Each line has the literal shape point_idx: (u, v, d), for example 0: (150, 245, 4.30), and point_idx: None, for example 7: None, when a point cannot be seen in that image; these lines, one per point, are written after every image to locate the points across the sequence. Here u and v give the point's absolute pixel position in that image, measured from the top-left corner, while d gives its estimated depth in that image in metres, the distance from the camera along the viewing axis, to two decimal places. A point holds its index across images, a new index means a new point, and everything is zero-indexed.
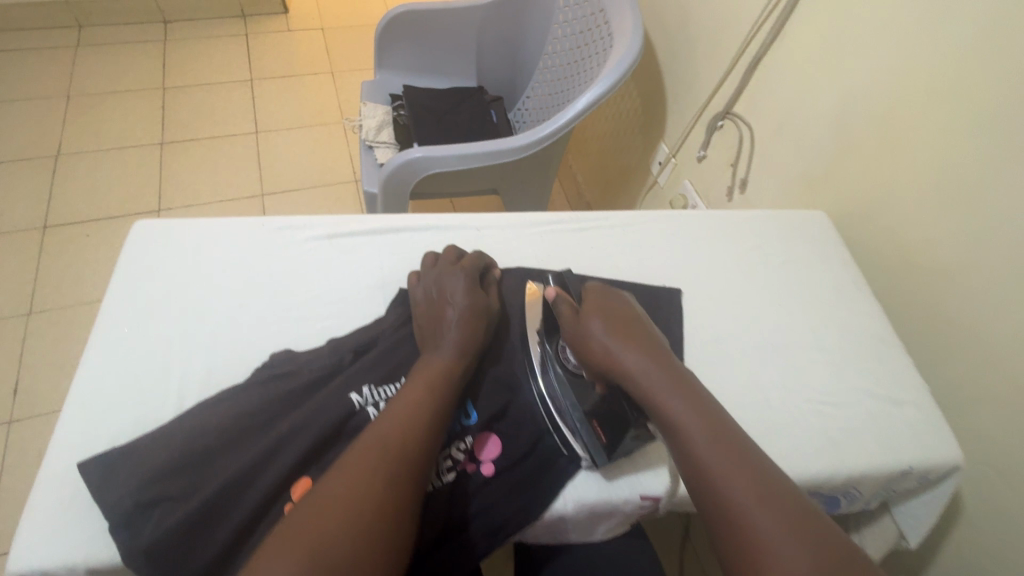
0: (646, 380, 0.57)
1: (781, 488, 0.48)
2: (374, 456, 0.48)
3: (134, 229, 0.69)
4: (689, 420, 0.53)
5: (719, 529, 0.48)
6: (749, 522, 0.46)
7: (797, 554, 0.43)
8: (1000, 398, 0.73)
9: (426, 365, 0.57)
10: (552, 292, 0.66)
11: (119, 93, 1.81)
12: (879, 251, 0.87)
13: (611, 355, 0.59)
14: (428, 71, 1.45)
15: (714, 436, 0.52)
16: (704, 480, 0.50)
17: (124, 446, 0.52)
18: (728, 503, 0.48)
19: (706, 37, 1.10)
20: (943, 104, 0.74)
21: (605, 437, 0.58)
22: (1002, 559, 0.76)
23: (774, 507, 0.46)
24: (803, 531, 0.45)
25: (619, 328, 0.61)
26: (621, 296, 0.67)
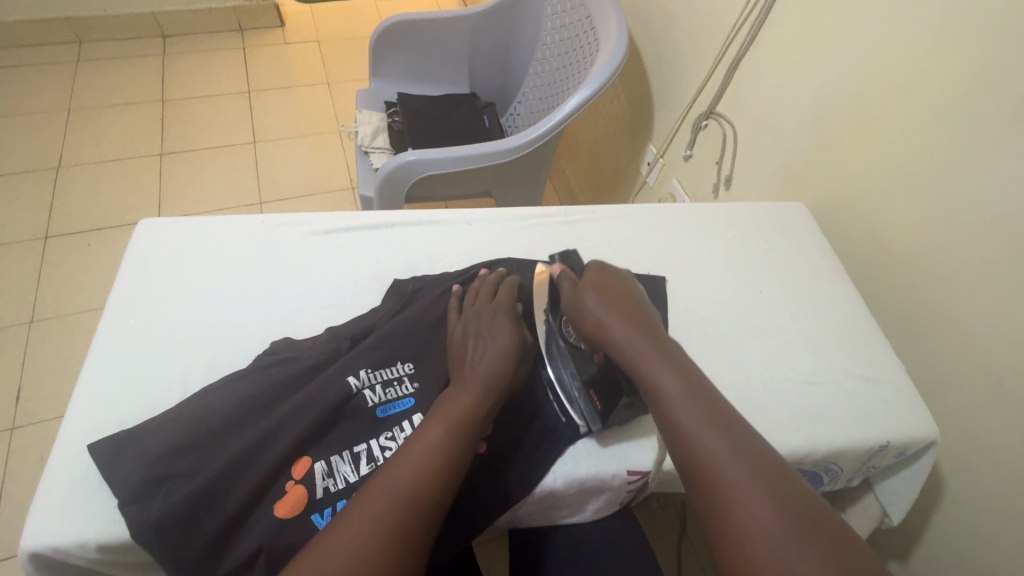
0: (632, 349, 0.59)
1: (756, 449, 0.50)
2: (385, 507, 0.48)
3: (139, 228, 0.72)
4: (670, 384, 0.55)
5: (694, 487, 0.50)
6: (722, 479, 0.48)
7: (765, 509, 0.46)
8: (971, 376, 0.76)
9: (449, 403, 0.56)
10: (558, 270, 0.70)
11: (119, 106, 1.84)
12: (857, 240, 0.90)
13: (603, 326, 0.62)
14: (422, 79, 1.49)
15: (694, 399, 0.54)
16: (682, 439, 0.52)
17: (131, 430, 0.55)
18: (704, 462, 0.50)
19: (688, 40, 1.14)
20: (909, 97, 0.77)
21: (600, 404, 0.62)
22: (981, 533, 0.78)
23: (748, 465, 0.48)
24: (775, 489, 0.47)
25: (613, 302, 0.64)
26: (620, 271, 0.70)
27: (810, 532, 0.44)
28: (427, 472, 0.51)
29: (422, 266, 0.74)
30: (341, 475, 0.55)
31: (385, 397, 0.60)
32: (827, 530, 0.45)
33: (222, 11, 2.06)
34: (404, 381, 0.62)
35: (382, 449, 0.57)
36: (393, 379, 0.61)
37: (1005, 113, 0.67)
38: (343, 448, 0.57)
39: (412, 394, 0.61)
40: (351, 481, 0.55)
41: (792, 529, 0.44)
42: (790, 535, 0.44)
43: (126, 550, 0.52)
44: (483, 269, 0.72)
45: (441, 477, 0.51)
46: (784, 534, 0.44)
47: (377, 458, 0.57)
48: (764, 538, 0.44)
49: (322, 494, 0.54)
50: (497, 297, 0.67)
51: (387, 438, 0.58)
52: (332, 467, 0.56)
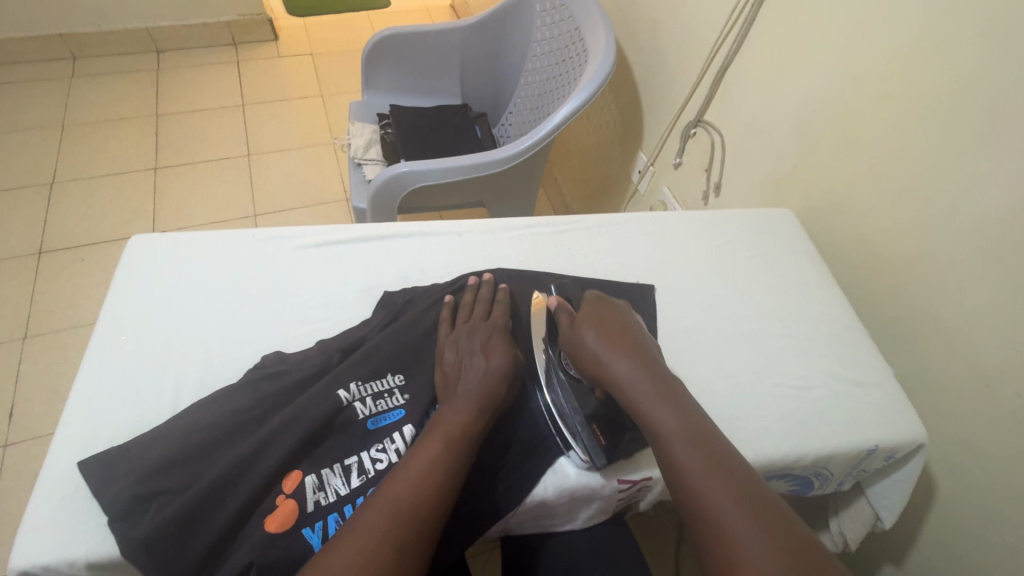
0: (632, 388, 0.60)
1: (760, 496, 0.50)
2: (385, 521, 0.48)
3: (130, 243, 0.73)
4: (673, 429, 0.56)
5: (698, 536, 0.50)
6: (727, 530, 0.48)
7: (770, 563, 0.45)
8: (960, 378, 0.76)
9: (445, 418, 0.57)
10: (554, 301, 0.70)
11: (114, 121, 1.85)
12: (844, 245, 0.91)
13: (603, 363, 0.62)
14: (414, 90, 1.51)
15: (697, 444, 0.54)
16: (685, 487, 0.52)
17: (122, 445, 0.55)
18: (707, 512, 0.50)
19: (675, 50, 1.16)
20: (889, 104, 0.79)
21: (604, 440, 0.60)
22: (975, 536, 0.78)
23: (752, 515, 0.48)
24: (780, 540, 0.47)
25: (613, 337, 0.64)
26: (618, 304, 0.70)
27: None
28: (427, 484, 0.51)
29: (412, 277, 0.75)
30: (332, 488, 0.55)
31: (375, 409, 0.60)
32: None
33: (216, 26, 2.08)
34: (395, 393, 0.62)
35: (372, 461, 0.57)
36: (383, 392, 0.62)
37: (983, 119, 0.69)
38: (334, 461, 0.57)
39: (402, 406, 0.61)
40: (343, 494, 0.55)
41: None
42: None
43: (117, 566, 0.52)
44: (471, 277, 0.73)
45: (439, 491, 0.52)
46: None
47: (368, 470, 0.57)
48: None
49: (313, 508, 0.54)
50: (491, 316, 0.68)
51: (378, 450, 0.58)
52: (323, 480, 0.56)
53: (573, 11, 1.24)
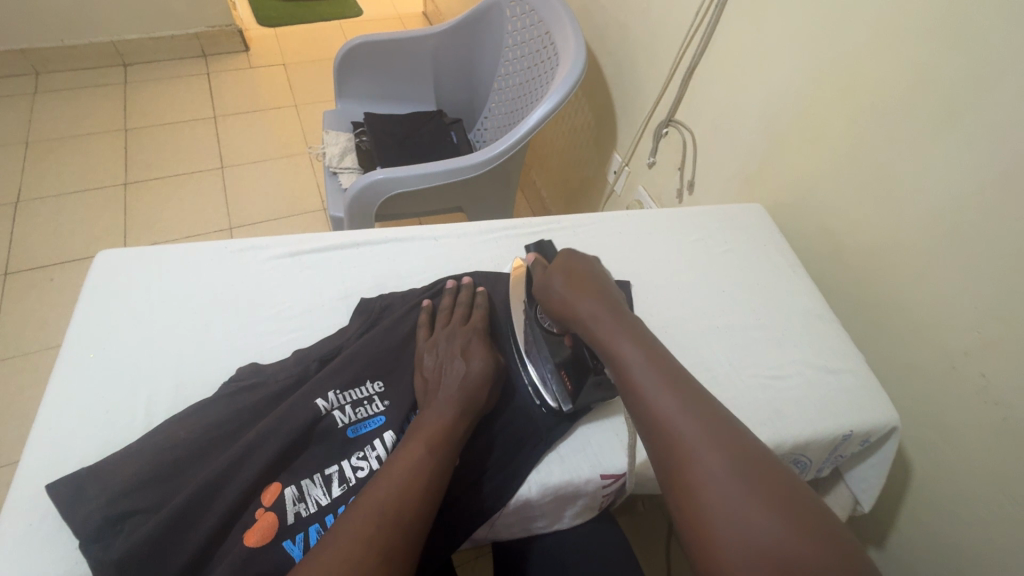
0: (596, 322, 0.62)
1: (711, 408, 0.51)
2: (372, 527, 0.47)
3: (97, 259, 0.71)
4: (630, 353, 0.57)
5: (653, 444, 0.51)
6: (677, 436, 0.50)
7: (719, 461, 0.47)
8: (927, 363, 0.79)
9: (427, 421, 0.56)
10: (530, 259, 0.74)
11: (82, 137, 1.81)
12: (814, 236, 0.94)
13: (569, 304, 0.65)
14: (388, 98, 1.51)
15: (653, 364, 0.56)
16: (640, 402, 0.54)
17: (92, 466, 0.53)
18: (662, 422, 0.51)
19: (644, 53, 1.18)
20: (848, 100, 0.81)
21: (571, 386, 0.64)
22: (950, 516, 0.81)
23: (701, 420, 0.50)
24: (728, 442, 0.48)
25: (578, 281, 0.67)
26: (589, 257, 0.72)
27: (763, 482, 0.46)
28: (410, 488, 0.51)
29: (389, 284, 0.75)
30: (313, 498, 0.55)
31: (355, 417, 0.60)
32: (781, 480, 0.46)
33: (185, 38, 2.05)
34: (375, 400, 0.61)
35: (354, 470, 0.57)
36: (362, 400, 0.61)
37: (935, 112, 0.71)
38: (315, 471, 0.56)
39: (383, 412, 0.61)
40: (324, 504, 0.54)
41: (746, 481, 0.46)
42: (743, 485, 0.45)
43: None
44: (450, 281, 0.73)
45: (425, 493, 0.51)
46: (732, 483, 0.46)
47: (349, 479, 0.56)
48: (715, 487, 0.46)
49: (294, 520, 0.53)
50: (469, 320, 0.68)
51: (359, 459, 0.57)
52: (303, 491, 0.55)
53: (543, 15, 1.25)
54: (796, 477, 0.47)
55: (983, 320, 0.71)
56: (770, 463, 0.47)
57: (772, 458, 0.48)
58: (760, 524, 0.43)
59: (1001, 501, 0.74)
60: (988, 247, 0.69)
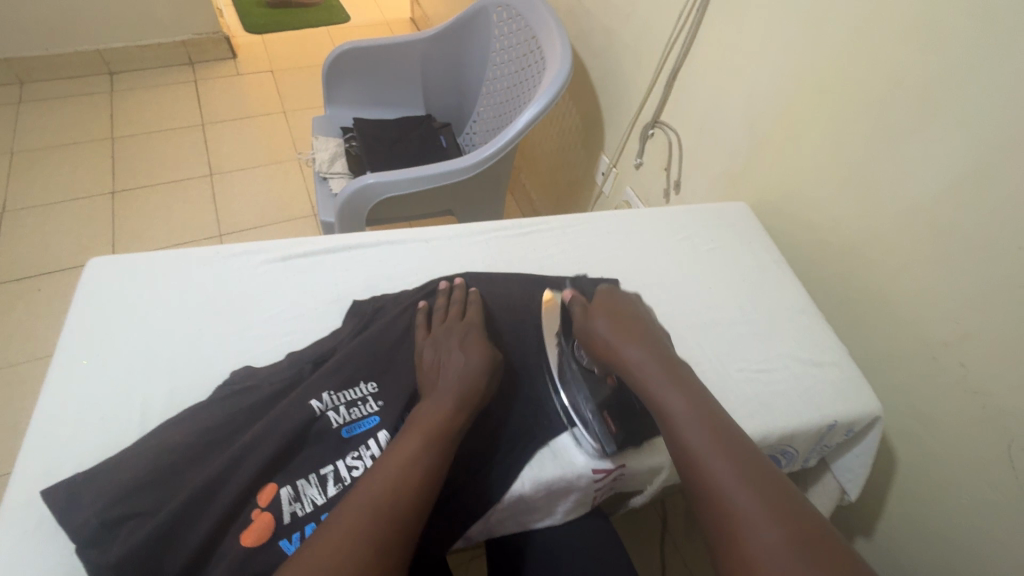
0: (642, 371, 0.63)
1: (764, 472, 0.51)
2: (366, 518, 0.49)
3: (88, 268, 0.71)
4: (678, 406, 0.58)
5: (703, 506, 0.51)
6: (728, 500, 0.50)
7: (773, 530, 0.46)
8: (909, 353, 0.81)
9: (424, 415, 0.57)
10: (569, 295, 0.74)
11: (67, 146, 1.80)
12: (797, 233, 0.96)
13: (614, 349, 0.66)
14: (377, 103, 1.52)
15: (703, 422, 0.56)
16: (688, 458, 0.54)
17: (87, 471, 0.54)
18: (712, 484, 0.51)
19: (629, 55, 1.20)
20: (825, 99, 0.84)
21: (614, 427, 0.65)
22: (933, 503, 0.83)
23: (753, 484, 0.50)
24: (782, 510, 0.48)
25: (621, 326, 0.68)
26: (629, 299, 0.74)
27: (821, 555, 0.45)
28: (404, 479, 0.52)
29: (380, 286, 0.75)
30: (309, 498, 0.55)
31: (349, 417, 0.60)
32: (840, 554, 0.45)
33: (171, 46, 2.05)
34: (369, 401, 0.62)
35: (349, 469, 0.57)
36: (357, 400, 0.62)
37: (908, 109, 0.74)
38: (310, 471, 0.57)
39: (377, 413, 0.61)
40: (320, 503, 0.55)
41: (802, 553, 0.45)
42: (799, 558, 0.44)
43: None
44: (442, 282, 0.74)
45: (420, 486, 0.52)
46: (784, 549, 0.45)
47: (344, 478, 0.57)
48: (763, 552, 0.46)
49: (290, 519, 0.54)
50: (466, 315, 0.69)
51: (354, 458, 0.58)
52: (299, 491, 0.55)
53: (529, 20, 1.27)
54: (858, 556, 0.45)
55: (960, 309, 0.74)
56: (823, 529, 0.47)
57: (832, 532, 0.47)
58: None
59: (981, 486, 0.76)
60: (962, 239, 0.72)
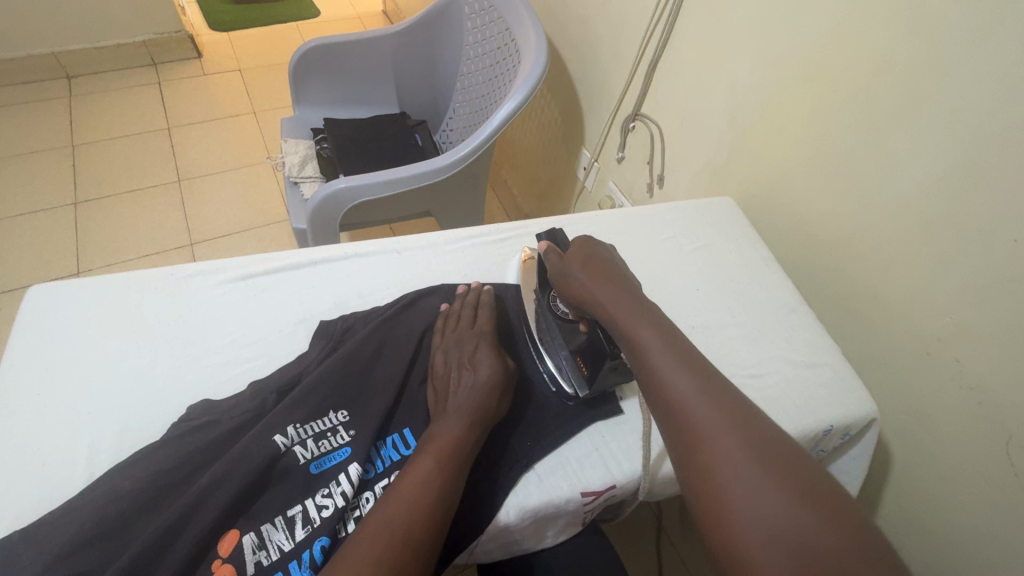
0: (614, 307, 0.63)
1: (724, 390, 0.53)
2: (380, 545, 0.47)
3: (28, 297, 0.65)
4: (649, 338, 0.58)
5: (668, 421, 0.53)
6: (694, 417, 0.51)
7: (733, 441, 0.49)
8: (902, 349, 0.79)
9: (437, 434, 0.56)
10: (543, 247, 0.74)
11: (24, 156, 1.71)
12: (785, 227, 0.93)
13: (586, 289, 0.66)
14: (349, 102, 1.46)
15: (669, 347, 0.57)
16: (658, 386, 0.55)
17: (26, 528, 0.48)
18: (678, 402, 0.53)
19: (607, 45, 1.16)
20: (810, 89, 0.80)
21: (587, 369, 0.65)
22: (929, 500, 0.81)
23: (715, 401, 0.52)
24: (741, 422, 0.50)
25: (595, 269, 0.68)
26: (604, 245, 0.74)
27: (774, 457, 0.48)
28: (419, 501, 0.50)
29: (350, 303, 0.71)
30: (275, 544, 0.51)
31: (318, 451, 0.56)
32: (793, 458, 0.48)
33: (132, 46, 1.95)
34: (339, 431, 0.58)
35: (318, 509, 0.53)
36: (325, 431, 0.57)
37: (897, 100, 0.71)
38: (276, 514, 0.53)
39: (348, 444, 0.57)
40: (287, 549, 0.51)
41: (758, 456, 0.48)
42: (755, 461, 0.48)
43: None
44: (463, 285, 0.73)
45: (434, 509, 0.50)
46: (742, 455, 0.48)
47: (313, 519, 0.53)
48: (726, 459, 0.48)
49: (254, 570, 0.49)
50: (475, 321, 0.67)
51: (324, 496, 0.54)
52: (264, 537, 0.51)
53: (502, 11, 1.22)
54: (809, 456, 0.50)
55: (955, 304, 0.71)
56: (784, 446, 0.49)
57: (786, 439, 0.51)
58: (773, 505, 0.45)
59: (980, 484, 0.73)
60: (956, 234, 0.69)
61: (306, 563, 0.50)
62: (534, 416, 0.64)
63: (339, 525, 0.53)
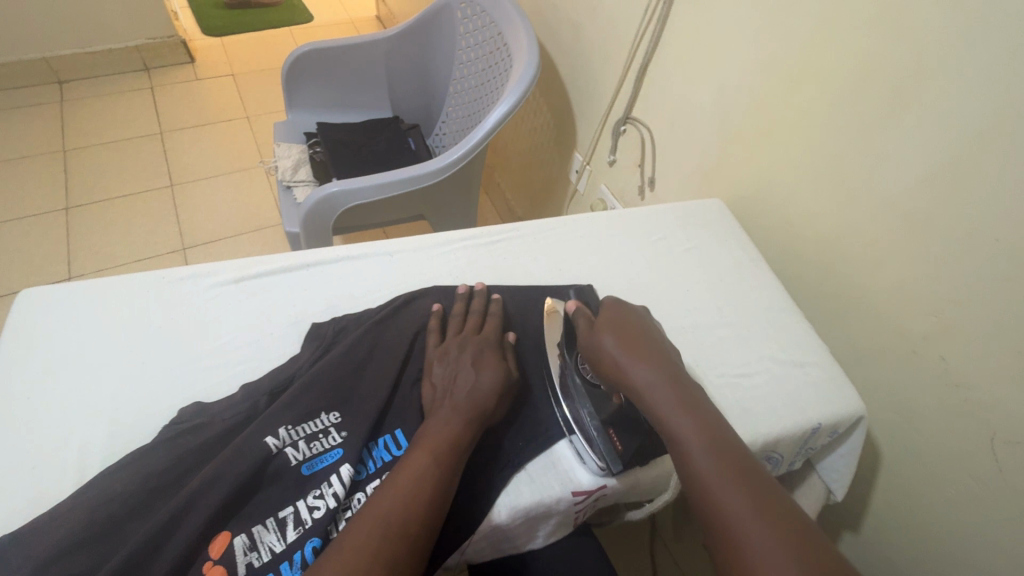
0: (652, 394, 0.60)
1: (782, 509, 0.49)
2: (374, 538, 0.47)
3: (18, 301, 0.65)
4: (691, 434, 0.55)
5: (717, 539, 0.50)
6: (745, 541, 0.48)
7: (792, 575, 0.45)
8: (889, 347, 0.80)
9: (432, 431, 0.56)
10: (571, 306, 0.71)
11: (14, 161, 1.70)
12: (773, 229, 0.94)
13: (621, 368, 0.62)
14: (342, 106, 1.46)
15: (715, 453, 0.54)
16: (701, 491, 0.52)
17: (16, 531, 0.48)
18: (727, 521, 0.49)
19: (598, 50, 1.17)
20: (796, 91, 0.82)
21: (620, 445, 0.61)
22: (917, 497, 0.82)
23: (769, 522, 0.48)
24: (800, 550, 0.46)
25: (630, 342, 0.64)
26: (635, 307, 0.70)
27: None
28: (415, 496, 0.51)
29: (342, 305, 0.71)
30: (266, 546, 0.51)
31: (310, 453, 0.56)
32: None
33: (124, 51, 1.95)
34: (331, 432, 0.58)
35: (309, 510, 0.53)
36: (317, 433, 0.58)
37: (881, 102, 0.72)
38: (267, 515, 0.53)
39: (340, 445, 0.57)
40: (278, 550, 0.51)
41: None
42: None
43: None
44: (462, 286, 0.74)
45: (429, 504, 0.51)
46: None
47: (305, 520, 0.53)
48: None
49: (245, 571, 0.49)
50: (476, 326, 0.68)
51: (315, 497, 0.54)
52: (256, 538, 0.51)
53: (494, 16, 1.23)
54: None
55: (941, 302, 0.72)
56: None
57: (854, 572, 0.45)
58: None
59: (967, 480, 0.74)
60: (941, 233, 0.70)
61: (297, 564, 0.51)
62: (528, 417, 0.65)
63: (330, 526, 0.53)
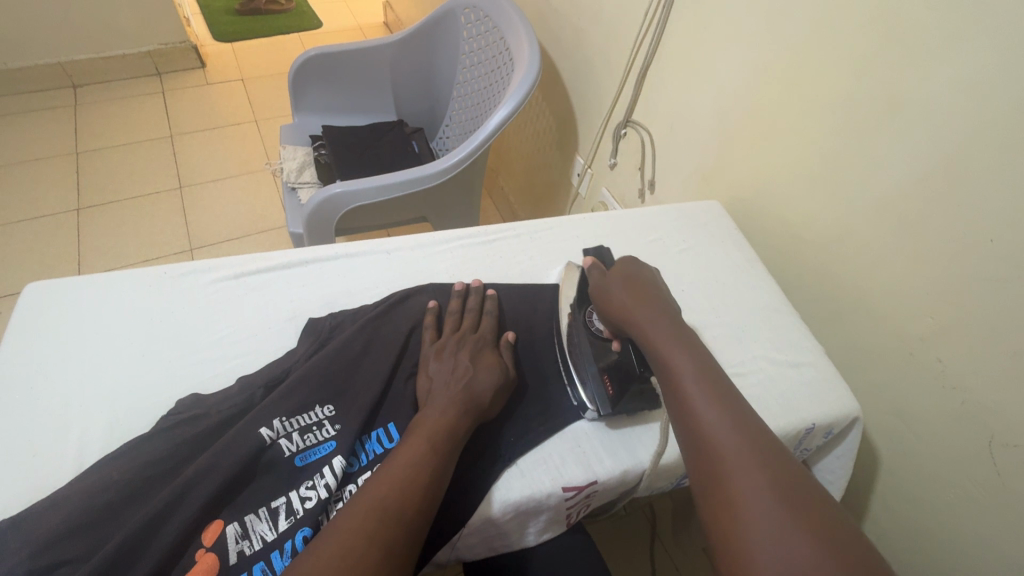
0: (652, 329, 0.63)
1: (758, 432, 0.51)
2: (371, 519, 0.48)
3: (24, 293, 0.67)
4: (682, 362, 0.58)
5: (693, 451, 0.52)
6: (720, 452, 0.50)
7: (759, 481, 0.47)
8: (887, 351, 0.79)
9: (425, 421, 0.57)
10: (587, 263, 0.75)
11: (27, 162, 1.73)
12: (771, 231, 0.94)
13: (626, 308, 0.66)
14: (348, 109, 1.49)
15: (704, 379, 0.56)
16: (685, 410, 0.55)
17: (15, 517, 0.49)
18: (706, 434, 0.52)
19: (598, 55, 1.18)
20: (793, 94, 0.82)
21: (611, 389, 0.64)
22: (916, 502, 0.81)
23: (745, 439, 0.50)
24: (770, 464, 0.48)
25: (637, 291, 0.68)
26: (649, 268, 0.73)
27: (799, 501, 0.46)
28: (410, 481, 0.51)
29: (339, 302, 0.72)
30: (258, 535, 0.52)
31: (303, 444, 0.57)
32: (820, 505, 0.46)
33: (137, 56, 1.99)
34: (325, 425, 0.59)
35: (301, 500, 0.54)
36: (311, 425, 0.58)
37: (876, 105, 0.72)
38: (260, 505, 0.54)
39: (333, 437, 0.58)
40: (270, 539, 0.52)
41: (783, 498, 0.46)
42: (780, 503, 0.45)
43: None
44: (459, 283, 0.74)
45: (424, 490, 0.51)
46: (767, 496, 0.46)
47: (296, 510, 0.54)
48: (750, 496, 0.46)
49: (236, 559, 0.50)
50: (474, 326, 0.69)
51: (307, 488, 0.55)
52: (248, 527, 0.52)
53: (497, 21, 1.24)
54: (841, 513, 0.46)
55: (937, 305, 0.72)
56: (814, 497, 0.47)
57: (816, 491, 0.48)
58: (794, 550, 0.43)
59: (966, 485, 0.74)
60: (938, 234, 0.70)
61: (287, 553, 0.51)
62: (521, 413, 0.65)
63: (322, 517, 0.54)
